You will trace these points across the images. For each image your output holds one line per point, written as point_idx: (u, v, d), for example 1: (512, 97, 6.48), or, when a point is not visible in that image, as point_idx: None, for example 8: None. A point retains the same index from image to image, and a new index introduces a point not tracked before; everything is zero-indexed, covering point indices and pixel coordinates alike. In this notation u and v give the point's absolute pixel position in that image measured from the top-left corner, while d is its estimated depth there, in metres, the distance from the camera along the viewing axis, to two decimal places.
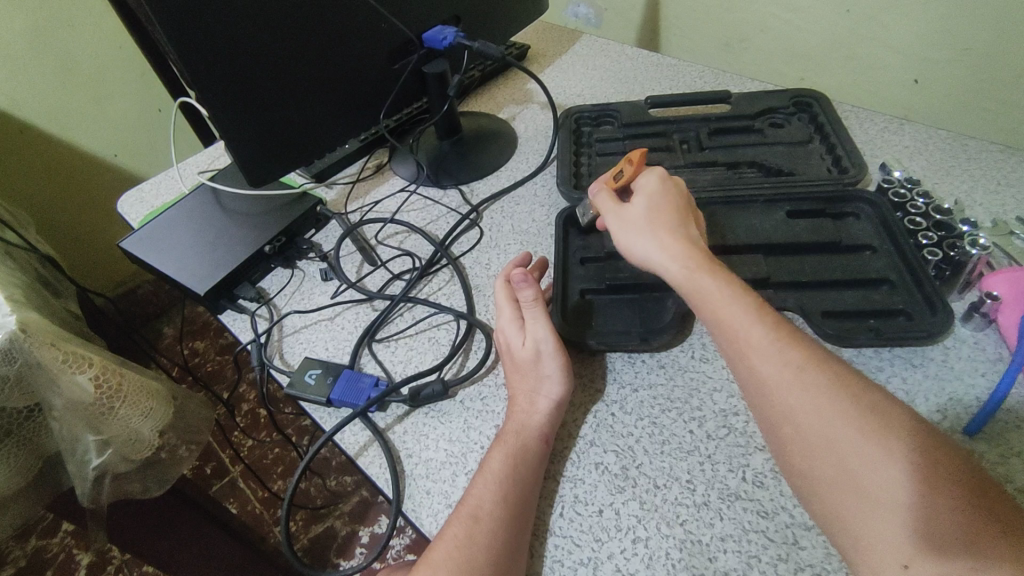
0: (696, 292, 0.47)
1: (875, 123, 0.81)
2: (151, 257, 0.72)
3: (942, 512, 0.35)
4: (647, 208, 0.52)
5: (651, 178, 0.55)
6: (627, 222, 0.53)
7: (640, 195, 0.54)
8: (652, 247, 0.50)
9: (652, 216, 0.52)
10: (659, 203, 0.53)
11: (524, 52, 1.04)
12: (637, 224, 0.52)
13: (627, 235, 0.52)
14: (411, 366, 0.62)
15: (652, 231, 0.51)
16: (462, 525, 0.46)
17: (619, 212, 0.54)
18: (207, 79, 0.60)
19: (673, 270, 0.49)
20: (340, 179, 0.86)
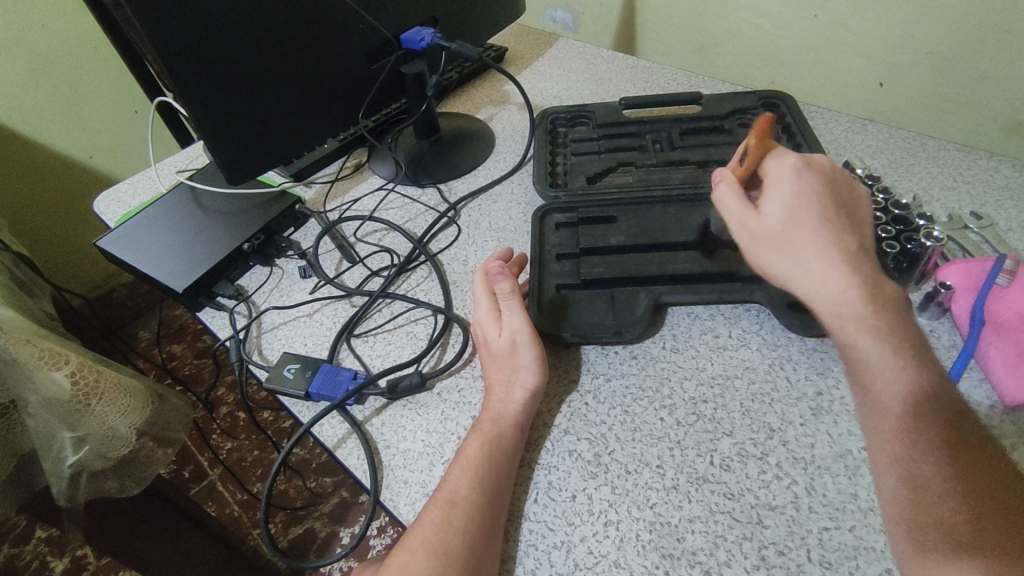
0: (846, 320, 0.45)
1: (839, 124, 0.85)
2: (129, 255, 0.72)
3: (942, 500, 0.40)
4: (783, 213, 0.47)
5: (785, 171, 0.49)
6: (760, 233, 0.49)
7: (774, 193, 0.49)
8: (801, 264, 0.46)
9: (791, 223, 0.47)
10: (797, 202, 0.47)
11: (501, 54, 1.06)
12: (775, 236, 0.48)
13: (769, 248, 0.48)
14: (389, 360, 0.63)
15: (793, 247, 0.47)
16: (439, 510, 0.47)
17: (748, 219, 0.50)
18: (185, 78, 0.60)
19: (826, 298, 0.45)
20: (319, 178, 0.87)
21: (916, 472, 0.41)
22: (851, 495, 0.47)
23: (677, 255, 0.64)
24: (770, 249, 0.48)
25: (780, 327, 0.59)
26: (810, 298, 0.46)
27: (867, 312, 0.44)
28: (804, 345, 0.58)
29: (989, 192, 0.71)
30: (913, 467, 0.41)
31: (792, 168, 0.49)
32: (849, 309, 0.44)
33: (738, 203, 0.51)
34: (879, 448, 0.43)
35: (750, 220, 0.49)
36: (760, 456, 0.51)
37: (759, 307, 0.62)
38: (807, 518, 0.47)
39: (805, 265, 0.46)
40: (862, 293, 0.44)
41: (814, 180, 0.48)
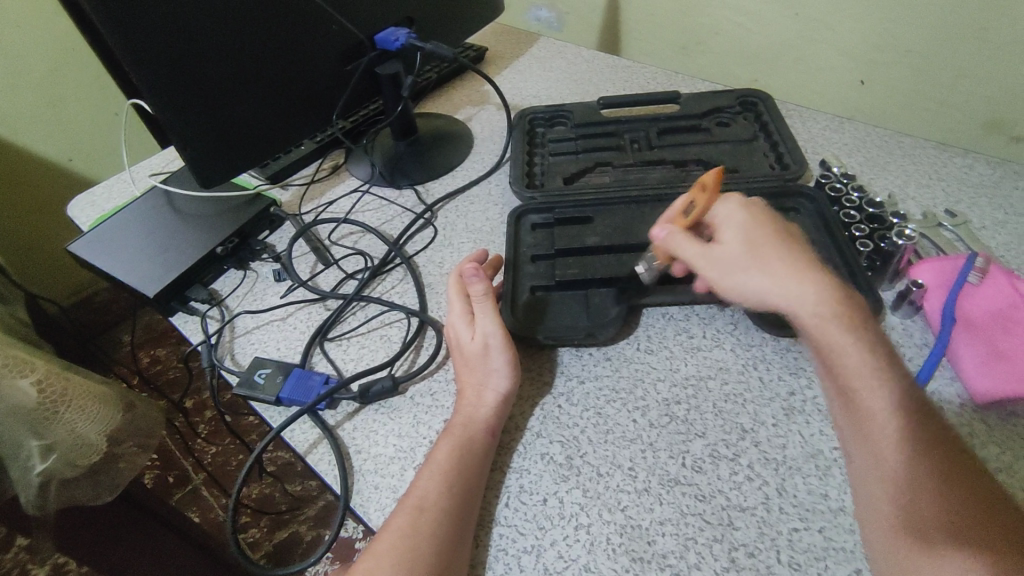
0: (824, 334, 0.42)
1: (817, 122, 0.85)
2: (100, 259, 0.71)
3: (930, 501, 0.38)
4: (742, 239, 0.46)
5: (732, 206, 0.49)
6: (725, 260, 0.46)
7: (729, 225, 0.48)
8: (772, 285, 0.43)
9: (752, 247, 0.45)
10: (751, 228, 0.47)
11: (481, 54, 1.05)
12: (739, 262, 0.45)
13: (736, 276, 0.45)
14: (363, 364, 0.62)
15: (762, 269, 0.44)
16: (407, 516, 0.46)
17: (706, 253, 0.47)
18: (154, 80, 0.59)
19: (811, 312, 0.42)
20: (296, 180, 0.86)
21: (900, 473, 0.39)
22: (821, 496, 0.47)
23: None
24: (739, 272, 0.45)
25: (754, 327, 0.59)
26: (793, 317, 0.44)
27: (832, 313, 0.42)
28: (778, 345, 0.58)
29: (963, 190, 0.71)
30: (896, 466, 0.39)
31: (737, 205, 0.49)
32: (828, 312, 0.42)
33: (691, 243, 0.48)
34: (866, 452, 0.41)
35: (708, 252, 0.47)
36: (732, 457, 0.50)
37: (734, 307, 0.62)
38: (777, 519, 0.46)
39: (777, 282, 0.43)
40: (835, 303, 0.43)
41: (761, 211, 0.49)
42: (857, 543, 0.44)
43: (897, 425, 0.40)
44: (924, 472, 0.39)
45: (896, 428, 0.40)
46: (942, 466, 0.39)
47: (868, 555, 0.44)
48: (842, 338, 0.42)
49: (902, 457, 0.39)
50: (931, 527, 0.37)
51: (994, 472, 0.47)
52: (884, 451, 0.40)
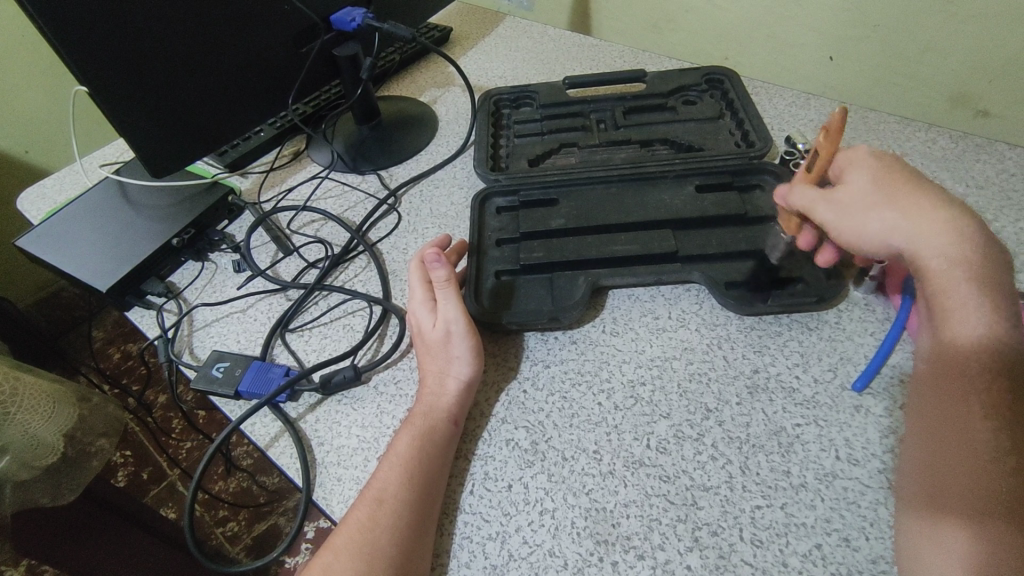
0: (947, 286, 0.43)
1: (783, 100, 0.85)
2: (49, 255, 0.69)
3: (972, 475, 0.38)
4: (870, 181, 0.47)
5: (859, 153, 0.50)
6: (849, 205, 0.47)
7: (854, 170, 0.49)
8: (911, 222, 0.45)
9: (883, 185, 0.47)
10: (881, 172, 0.48)
11: (446, 34, 1.03)
12: (871, 200, 0.46)
13: (868, 217, 0.46)
14: (325, 354, 0.61)
15: (896, 205, 0.46)
16: (367, 508, 0.45)
17: (835, 201, 0.48)
18: (96, 68, 0.57)
19: (943, 249, 0.43)
20: (255, 168, 0.84)
21: (962, 438, 0.39)
22: (782, 472, 0.47)
23: (616, 236, 0.63)
24: (862, 215, 0.47)
25: (719, 307, 0.59)
26: (925, 254, 0.44)
27: (964, 257, 0.43)
28: (742, 324, 0.58)
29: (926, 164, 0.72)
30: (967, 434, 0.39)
31: (864, 152, 0.50)
32: (957, 254, 0.43)
33: (815, 192, 0.49)
34: (943, 403, 0.41)
35: (831, 197, 0.49)
36: (697, 437, 0.50)
37: (699, 286, 0.61)
38: (740, 497, 0.46)
39: (925, 220, 0.44)
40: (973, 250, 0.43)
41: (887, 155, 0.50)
42: (817, 518, 0.45)
43: (975, 366, 0.41)
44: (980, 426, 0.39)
45: (962, 373, 0.41)
46: (995, 427, 0.38)
47: (829, 530, 0.44)
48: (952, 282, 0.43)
49: (951, 400, 0.41)
50: (958, 484, 0.38)
51: None
52: (947, 394, 0.41)
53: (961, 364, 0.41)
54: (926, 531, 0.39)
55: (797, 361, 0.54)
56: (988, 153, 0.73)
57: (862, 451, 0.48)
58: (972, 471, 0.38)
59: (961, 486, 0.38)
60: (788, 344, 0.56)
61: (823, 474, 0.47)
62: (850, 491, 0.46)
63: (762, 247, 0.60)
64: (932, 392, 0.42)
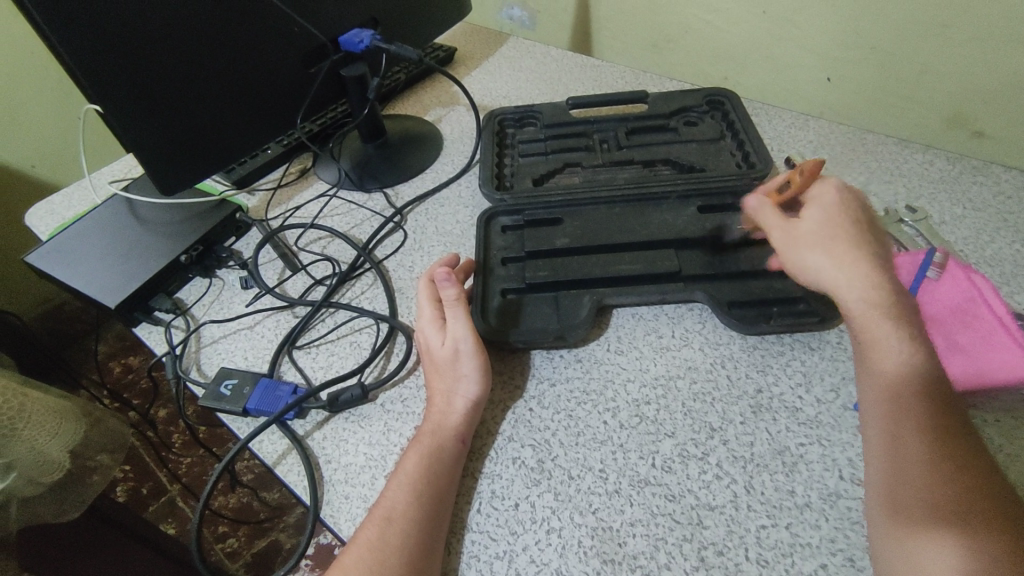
0: (869, 329, 0.48)
1: (782, 121, 0.86)
2: (59, 271, 0.69)
3: (951, 498, 0.40)
4: (823, 218, 0.53)
5: (828, 190, 0.55)
6: (799, 236, 0.53)
7: (815, 205, 0.54)
8: (840, 270, 0.50)
9: (830, 226, 0.52)
10: (835, 214, 0.53)
11: (450, 54, 1.04)
12: (815, 237, 0.52)
13: (794, 252, 0.53)
14: (332, 371, 0.61)
15: (829, 249, 0.51)
16: (375, 528, 0.46)
17: (789, 227, 0.54)
18: (109, 90, 0.58)
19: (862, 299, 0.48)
20: (263, 185, 0.85)
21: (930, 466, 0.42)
22: (787, 492, 0.48)
23: (620, 256, 0.64)
24: (805, 247, 0.52)
25: (723, 326, 0.60)
26: (845, 298, 0.49)
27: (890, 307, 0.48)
28: (746, 343, 0.59)
29: (924, 185, 0.73)
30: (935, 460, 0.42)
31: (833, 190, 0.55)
32: (879, 302, 0.48)
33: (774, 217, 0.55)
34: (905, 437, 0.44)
35: (788, 224, 0.54)
36: (701, 456, 0.51)
37: (703, 306, 0.62)
38: (745, 516, 0.47)
39: (849, 266, 0.50)
40: (891, 303, 0.48)
41: (851, 195, 0.55)
42: (822, 538, 0.45)
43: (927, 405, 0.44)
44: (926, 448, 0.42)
45: (912, 400, 0.45)
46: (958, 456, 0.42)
47: (833, 550, 0.45)
48: (880, 323, 0.48)
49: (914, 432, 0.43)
50: (931, 500, 0.41)
51: None
52: (908, 428, 0.44)
53: (901, 393, 0.45)
54: (900, 544, 0.41)
55: (801, 382, 0.55)
56: (984, 175, 0.74)
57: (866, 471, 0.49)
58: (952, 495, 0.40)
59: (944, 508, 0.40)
60: (791, 363, 0.56)
61: (828, 494, 0.48)
62: (854, 510, 0.46)
63: (764, 266, 0.61)
64: (903, 423, 0.44)
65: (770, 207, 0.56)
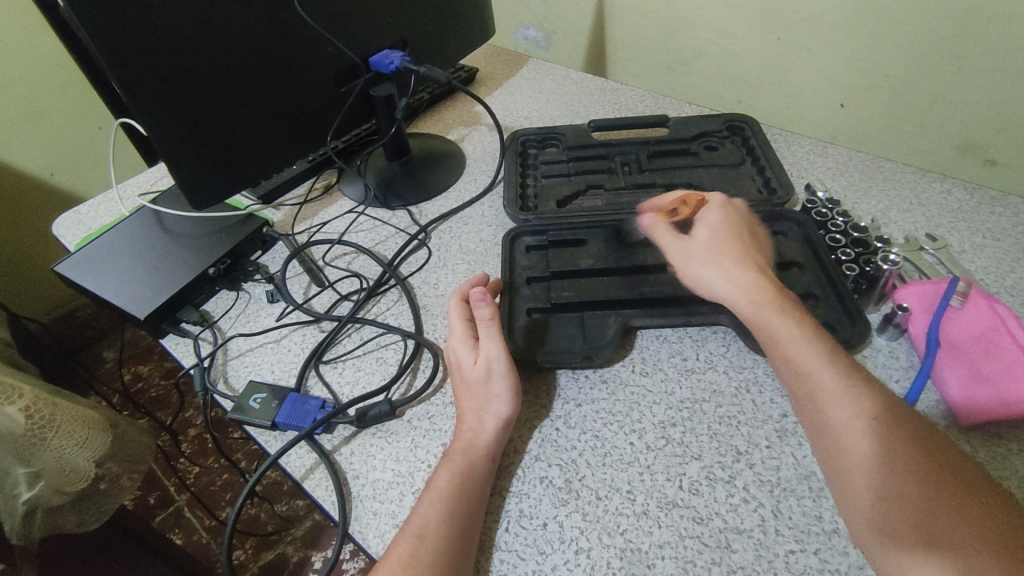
0: (762, 326, 0.51)
1: (801, 147, 0.88)
2: (88, 281, 0.70)
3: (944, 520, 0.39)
4: (707, 236, 0.58)
5: (710, 210, 0.60)
6: (689, 253, 0.58)
7: (701, 225, 0.59)
8: (721, 278, 0.54)
9: (713, 242, 0.57)
10: (719, 231, 0.58)
11: (472, 75, 1.06)
12: (702, 253, 0.57)
13: (690, 266, 0.57)
14: (359, 387, 0.62)
15: (713, 260, 0.56)
16: (407, 544, 0.46)
17: (680, 245, 0.59)
18: (150, 106, 0.59)
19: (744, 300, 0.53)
20: (288, 200, 0.86)
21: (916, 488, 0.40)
22: (815, 517, 0.48)
23: (644, 278, 0.65)
24: (695, 262, 0.57)
25: (748, 350, 0.61)
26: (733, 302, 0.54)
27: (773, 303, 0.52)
28: (770, 368, 0.60)
29: (942, 214, 0.74)
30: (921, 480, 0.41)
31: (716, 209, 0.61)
32: (758, 300, 0.52)
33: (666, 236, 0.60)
34: (880, 457, 0.42)
35: (678, 243, 0.59)
36: (728, 480, 0.51)
37: (727, 329, 0.63)
38: (774, 541, 0.47)
39: (725, 273, 0.55)
40: (770, 297, 0.52)
41: (730, 211, 0.61)
42: (851, 565, 0.45)
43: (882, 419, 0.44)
44: (909, 460, 0.42)
45: (882, 409, 0.45)
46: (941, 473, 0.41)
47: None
48: (770, 316, 0.51)
49: (891, 451, 0.42)
50: (921, 518, 0.39)
51: None
52: (883, 448, 0.43)
53: (863, 400, 0.45)
54: (891, 563, 0.40)
55: None
56: (1002, 205, 0.75)
57: None
58: (945, 519, 0.39)
59: (942, 532, 0.38)
60: None
61: None
62: None
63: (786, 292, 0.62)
64: (876, 445, 0.43)
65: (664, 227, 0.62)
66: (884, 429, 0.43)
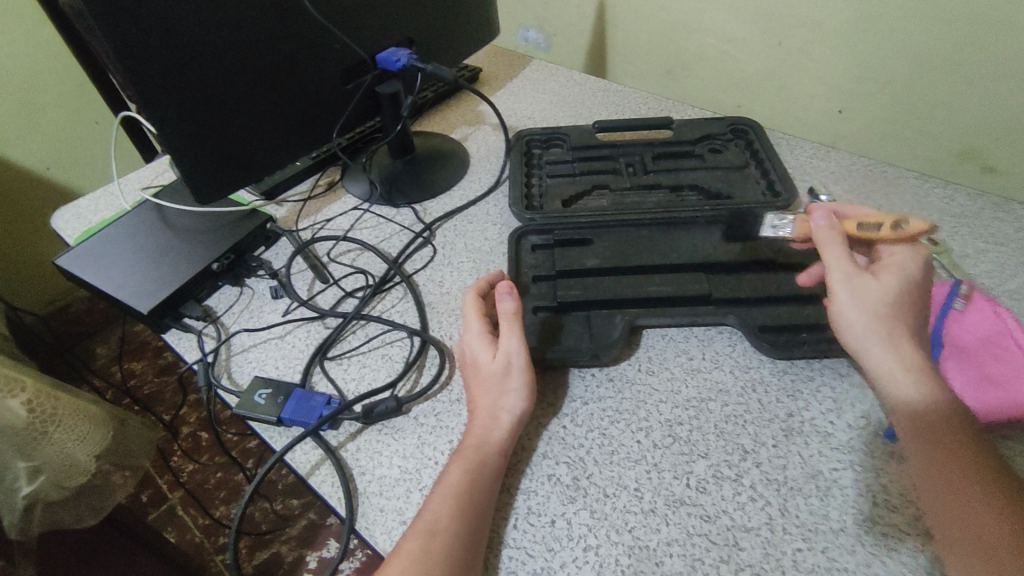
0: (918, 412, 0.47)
1: (803, 151, 0.89)
2: (89, 275, 0.70)
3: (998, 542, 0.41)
4: (896, 292, 0.51)
5: (903, 258, 0.53)
6: (864, 300, 0.51)
7: (890, 271, 0.52)
8: (885, 347, 0.49)
9: (897, 303, 0.51)
10: (906, 291, 0.51)
11: (476, 74, 1.06)
12: (880, 309, 0.50)
13: (862, 317, 0.50)
14: (364, 383, 0.62)
15: (887, 324, 0.50)
16: (419, 539, 0.46)
17: (857, 284, 0.51)
18: (155, 97, 0.59)
19: (904, 381, 0.48)
20: (291, 196, 0.86)
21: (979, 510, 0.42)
22: (822, 516, 0.49)
23: (651, 278, 0.65)
24: (870, 316, 0.50)
25: (754, 351, 0.61)
26: (885, 378, 0.49)
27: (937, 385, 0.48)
28: (775, 368, 0.60)
29: (943, 219, 0.75)
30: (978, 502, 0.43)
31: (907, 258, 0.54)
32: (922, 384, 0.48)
33: (844, 264, 0.53)
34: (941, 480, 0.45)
35: (855, 281, 0.52)
36: (735, 478, 0.52)
37: (733, 330, 0.63)
38: (781, 539, 0.47)
39: (897, 345, 0.49)
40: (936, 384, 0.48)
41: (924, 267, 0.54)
42: (858, 564, 0.46)
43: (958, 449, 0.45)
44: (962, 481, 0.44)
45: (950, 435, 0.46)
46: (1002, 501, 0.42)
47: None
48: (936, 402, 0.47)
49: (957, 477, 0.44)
50: (973, 534, 0.42)
51: None
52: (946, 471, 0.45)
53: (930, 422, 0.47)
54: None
55: (831, 407, 0.56)
56: (1002, 210, 0.76)
57: (898, 496, 0.49)
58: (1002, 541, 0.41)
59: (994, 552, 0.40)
60: (821, 389, 0.57)
61: (862, 519, 0.48)
62: (889, 536, 0.47)
63: (792, 294, 0.63)
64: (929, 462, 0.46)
65: (841, 247, 0.54)
66: (932, 446, 0.46)
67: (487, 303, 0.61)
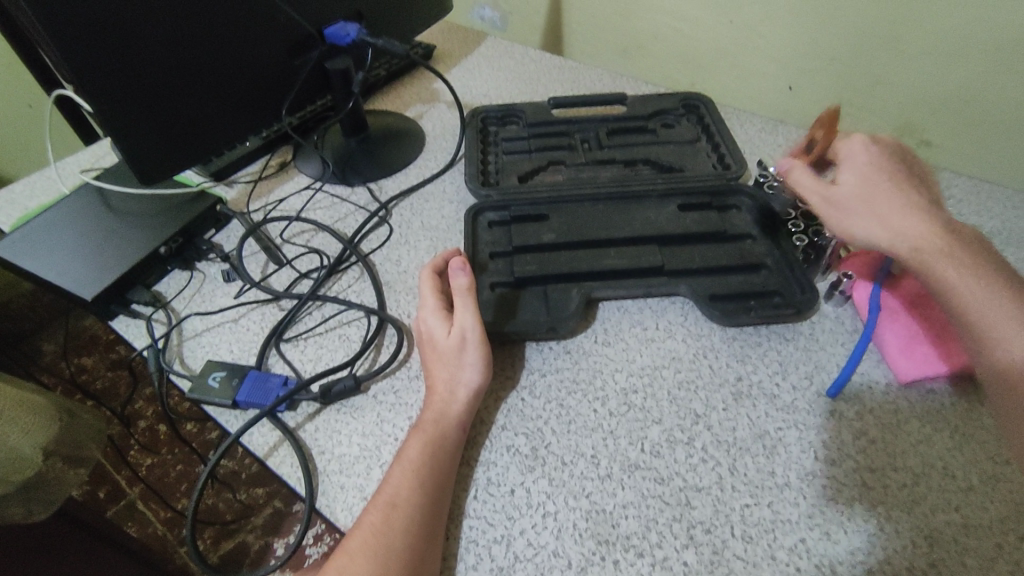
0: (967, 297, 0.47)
1: (753, 126, 0.91)
2: (26, 261, 0.67)
3: None
4: (856, 181, 0.54)
5: (857, 151, 0.56)
6: (840, 201, 0.54)
7: (847, 169, 0.56)
8: (882, 228, 0.51)
9: (866, 187, 0.53)
10: (868, 173, 0.54)
11: (430, 51, 1.05)
12: (855, 202, 0.53)
13: (847, 215, 0.53)
14: (322, 364, 0.61)
15: (873, 210, 0.52)
16: (378, 513, 0.46)
17: (828, 191, 0.55)
18: (92, 76, 0.57)
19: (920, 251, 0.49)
20: (240, 178, 0.84)
21: None
22: (768, 472, 0.51)
23: (606, 251, 0.66)
24: (848, 211, 0.53)
25: (704, 320, 0.63)
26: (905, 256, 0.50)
27: (945, 246, 0.49)
28: (725, 336, 0.62)
29: None
30: None
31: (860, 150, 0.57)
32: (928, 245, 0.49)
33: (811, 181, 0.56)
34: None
35: (827, 193, 0.55)
36: (687, 441, 0.53)
37: (684, 300, 0.65)
38: (730, 496, 0.50)
39: (885, 223, 0.51)
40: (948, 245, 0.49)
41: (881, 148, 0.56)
42: (800, 515, 0.48)
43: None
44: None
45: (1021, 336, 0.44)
46: None
47: (812, 525, 0.48)
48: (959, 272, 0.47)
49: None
50: None
51: (919, 444, 0.52)
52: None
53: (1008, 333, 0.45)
54: None
55: (778, 371, 0.58)
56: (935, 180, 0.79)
57: (838, 452, 0.52)
58: None
59: None
60: (768, 353, 0.60)
61: (805, 474, 0.51)
62: (829, 488, 0.50)
63: (742, 264, 0.65)
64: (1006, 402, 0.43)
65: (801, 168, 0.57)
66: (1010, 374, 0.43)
67: (444, 280, 0.61)
